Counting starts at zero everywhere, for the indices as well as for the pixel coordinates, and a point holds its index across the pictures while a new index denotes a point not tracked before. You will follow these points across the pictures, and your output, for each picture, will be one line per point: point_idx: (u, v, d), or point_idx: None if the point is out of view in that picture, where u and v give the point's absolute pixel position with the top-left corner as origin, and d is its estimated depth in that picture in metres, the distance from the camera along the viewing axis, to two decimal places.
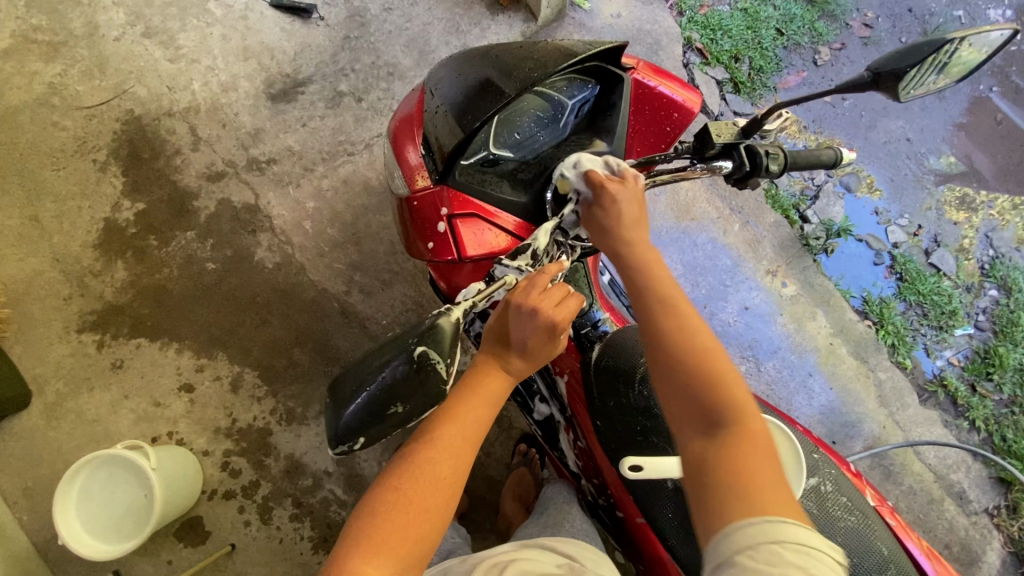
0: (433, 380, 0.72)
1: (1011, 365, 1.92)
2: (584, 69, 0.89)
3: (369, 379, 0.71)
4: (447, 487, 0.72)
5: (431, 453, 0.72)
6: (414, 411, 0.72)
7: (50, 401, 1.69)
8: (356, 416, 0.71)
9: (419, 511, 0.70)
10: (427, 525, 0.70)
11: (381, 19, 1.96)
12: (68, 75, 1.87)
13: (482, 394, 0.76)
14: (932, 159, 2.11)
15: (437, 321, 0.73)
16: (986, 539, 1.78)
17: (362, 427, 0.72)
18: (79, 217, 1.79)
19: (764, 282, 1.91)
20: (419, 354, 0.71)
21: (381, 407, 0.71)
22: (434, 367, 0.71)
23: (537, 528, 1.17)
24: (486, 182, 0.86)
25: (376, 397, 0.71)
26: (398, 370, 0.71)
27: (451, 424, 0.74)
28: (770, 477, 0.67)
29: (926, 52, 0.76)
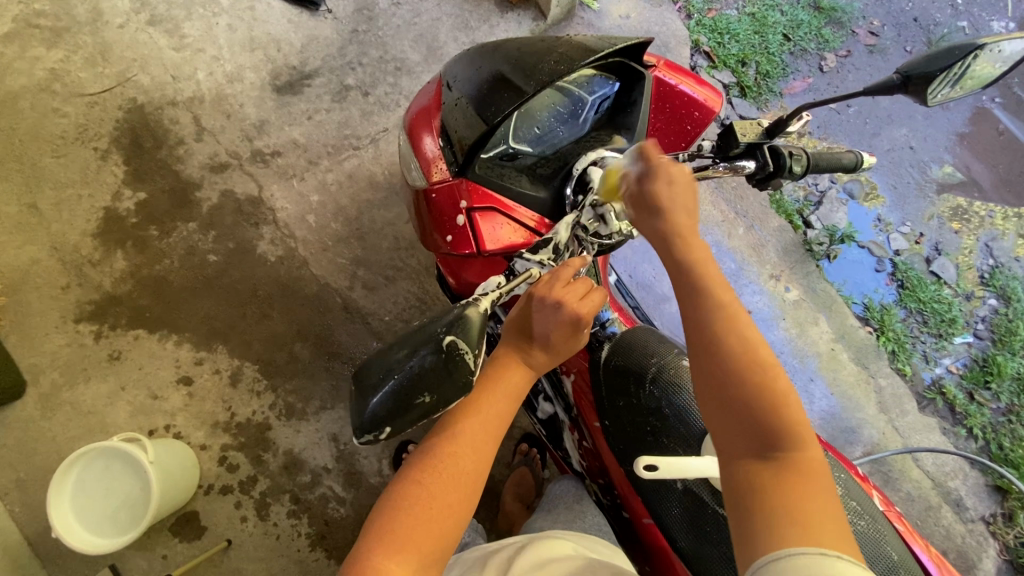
0: (462, 371, 0.70)
1: (1009, 374, 1.93)
2: (607, 65, 0.88)
3: (397, 368, 0.70)
4: (470, 482, 0.71)
5: (453, 447, 0.72)
6: (440, 402, 0.70)
7: (45, 392, 1.66)
8: (382, 404, 0.69)
9: (442, 507, 0.68)
10: (450, 522, 0.69)
11: (389, 14, 1.95)
12: (71, 62, 1.84)
13: (504, 388, 0.75)
14: (934, 168, 2.13)
15: (465, 311, 0.72)
16: (982, 546, 1.79)
17: (388, 416, 0.70)
18: (79, 205, 1.76)
19: (768, 286, 1.91)
20: (448, 343, 0.70)
21: (408, 397, 0.69)
22: (462, 357, 0.70)
23: (548, 520, 1.16)
24: (505, 176, 0.85)
25: (403, 386, 0.69)
26: (426, 360, 0.69)
27: (473, 418, 0.73)
28: (823, 502, 0.61)
29: (957, 55, 0.76)
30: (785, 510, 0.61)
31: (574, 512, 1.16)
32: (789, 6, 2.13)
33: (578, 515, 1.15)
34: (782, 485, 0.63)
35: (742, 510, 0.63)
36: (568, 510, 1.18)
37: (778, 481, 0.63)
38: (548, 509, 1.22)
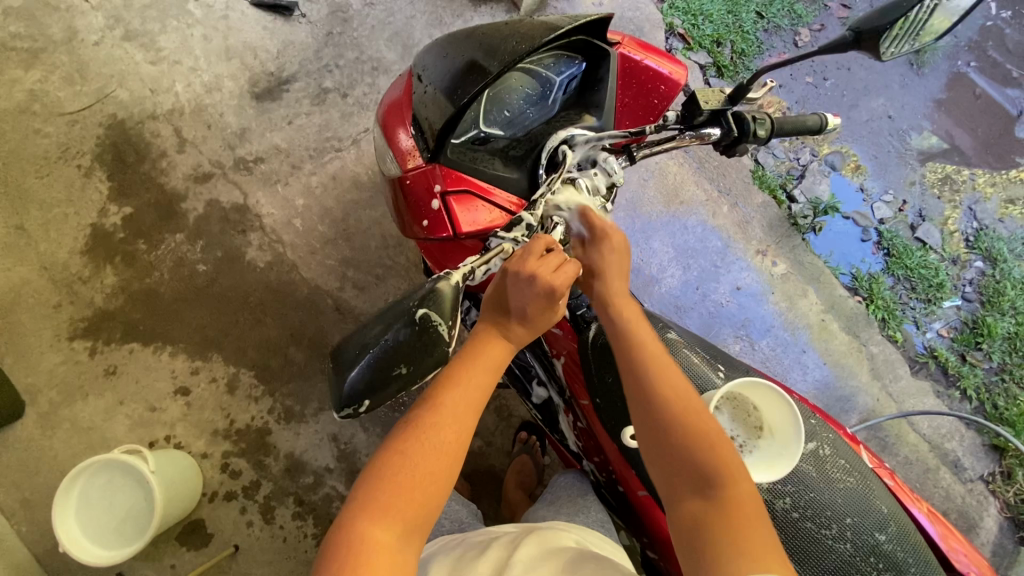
0: (437, 342, 0.73)
1: (999, 334, 1.96)
2: (571, 44, 0.89)
3: (372, 343, 0.71)
4: (451, 452, 0.72)
5: (435, 417, 0.73)
6: (417, 373, 0.73)
7: (43, 410, 1.67)
8: (359, 379, 0.71)
9: (424, 474, 0.70)
10: (431, 490, 0.70)
11: (362, 15, 1.95)
12: (49, 82, 1.85)
13: (483, 360, 0.76)
14: (914, 136, 2.15)
15: (437, 285, 0.73)
16: (982, 504, 1.81)
17: (366, 391, 0.71)
18: (66, 223, 1.77)
19: (755, 262, 1.92)
20: (420, 316, 0.71)
21: (385, 370, 0.71)
22: (435, 328, 0.72)
23: (551, 511, 1.17)
24: (478, 160, 0.86)
25: (379, 360, 0.71)
26: (401, 334, 0.71)
27: (453, 390, 0.74)
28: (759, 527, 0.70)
29: (904, 8, 0.78)
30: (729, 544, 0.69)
31: (577, 506, 1.17)
32: None
33: (581, 509, 1.17)
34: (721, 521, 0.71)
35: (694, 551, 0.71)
36: (569, 500, 1.19)
37: (717, 514, 0.72)
38: (550, 500, 1.24)
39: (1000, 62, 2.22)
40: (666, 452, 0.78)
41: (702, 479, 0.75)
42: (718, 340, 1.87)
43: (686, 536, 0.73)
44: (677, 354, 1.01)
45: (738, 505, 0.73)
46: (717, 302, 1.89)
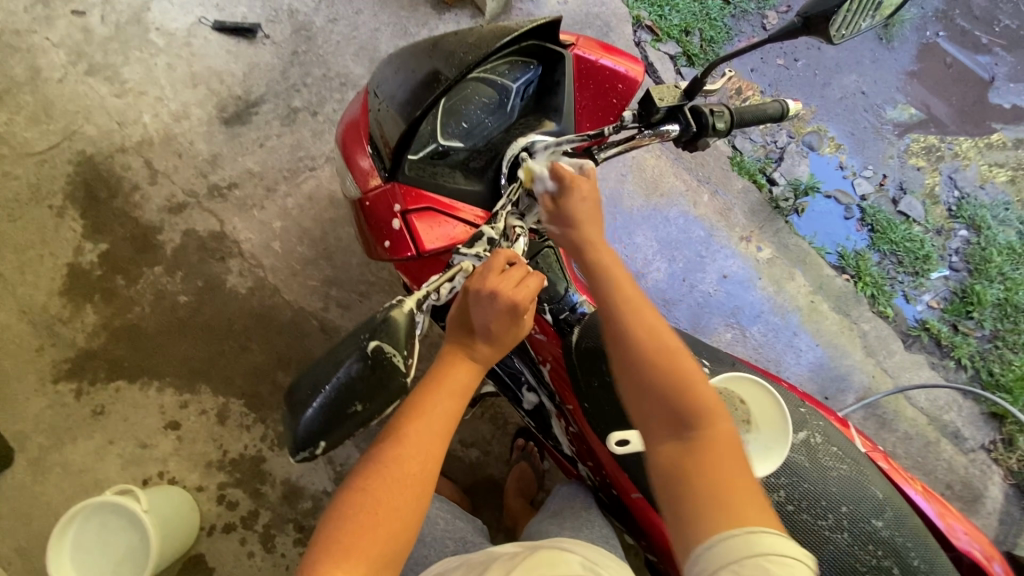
0: (392, 374, 0.69)
1: (989, 301, 1.95)
2: (523, 50, 0.87)
3: (325, 382, 0.68)
4: (416, 484, 0.71)
5: (398, 450, 0.72)
6: (375, 409, 0.70)
7: (33, 456, 1.64)
8: (315, 419, 0.68)
9: (388, 509, 0.69)
10: (397, 523, 0.69)
11: (327, 31, 1.93)
12: (14, 123, 1.83)
13: (448, 384, 0.75)
14: (888, 109, 2.14)
15: (389, 315, 0.69)
16: (986, 474, 1.81)
17: (322, 431, 0.69)
18: (42, 265, 1.75)
19: (740, 249, 1.91)
20: (372, 349, 0.68)
21: (341, 408, 0.68)
22: (389, 360, 0.69)
23: (553, 524, 1.15)
24: (438, 174, 0.85)
25: (333, 399, 0.68)
26: (353, 369, 0.68)
27: (415, 421, 0.73)
28: (737, 474, 0.72)
29: None
30: (707, 496, 0.70)
31: (580, 519, 1.14)
32: None
33: (585, 522, 1.13)
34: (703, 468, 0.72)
35: (675, 495, 0.72)
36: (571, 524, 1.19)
37: (695, 459, 0.73)
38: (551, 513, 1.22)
39: (968, 29, 2.23)
40: (649, 393, 0.78)
41: (681, 427, 0.75)
42: (707, 329, 1.86)
43: (668, 480, 0.74)
44: None
45: (717, 448, 0.74)
46: (705, 292, 1.88)
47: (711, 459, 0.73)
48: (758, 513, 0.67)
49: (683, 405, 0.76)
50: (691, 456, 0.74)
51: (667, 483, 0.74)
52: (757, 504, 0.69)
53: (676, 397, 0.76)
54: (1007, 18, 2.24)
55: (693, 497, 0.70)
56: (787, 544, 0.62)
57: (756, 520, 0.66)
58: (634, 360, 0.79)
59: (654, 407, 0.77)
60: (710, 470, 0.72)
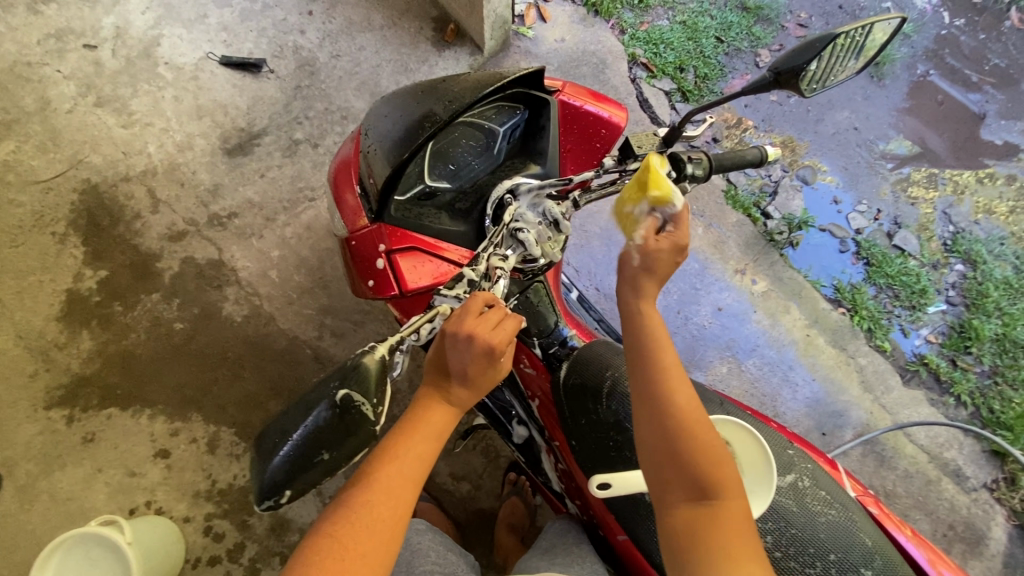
0: (360, 423, 0.69)
1: (987, 336, 1.94)
2: (510, 96, 0.89)
3: (293, 429, 0.68)
4: (385, 530, 0.70)
5: (368, 495, 0.71)
6: (341, 458, 0.69)
7: (21, 483, 1.63)
8: (280, 468, 0.68)
9: (356, 557, 0.68)
10: (366, 572, 0.68)
11: (330, 66, 1.99)
12: (22, 152, 1.88)
13: (423, 429, 0.75)
14: (882, 145, 2.17)
15: (360, 361, 0.69)
16: (989, 514, 1.76)
17: (288, 479, 0.68)
18: (41, 290, 1.77)
19: (734, 282, 1.92)
20: (341, 397, 0.68)
21: (307, 456, 0.68)
22: (358, 409, 0.68)
23: (542, 561, 1.08)
24: (424, 215, 0.86)
25: (300, 447, 0.68)
26: (322, 417, 0.68)
27: (389, 464, 0.73)
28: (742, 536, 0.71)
29: (818, 48, 0.77)
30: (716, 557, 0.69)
31: (571, 556, 1.07)
32: (717, 10, 2.21)
33: (576, 559, 1.06)
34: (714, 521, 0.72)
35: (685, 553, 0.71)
36: None
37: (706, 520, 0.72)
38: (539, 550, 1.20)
39: (958, 68, 2.27)
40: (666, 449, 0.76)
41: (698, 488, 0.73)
42: (702, 362, 1.85)
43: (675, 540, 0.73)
44: None
45: (730, 514, 0.72)
46: (700, 324, 1.88)
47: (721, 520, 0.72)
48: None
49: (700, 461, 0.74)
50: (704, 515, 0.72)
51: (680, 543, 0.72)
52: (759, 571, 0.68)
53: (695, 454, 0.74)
54: (996, 58, 2.29)
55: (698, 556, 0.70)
56: None
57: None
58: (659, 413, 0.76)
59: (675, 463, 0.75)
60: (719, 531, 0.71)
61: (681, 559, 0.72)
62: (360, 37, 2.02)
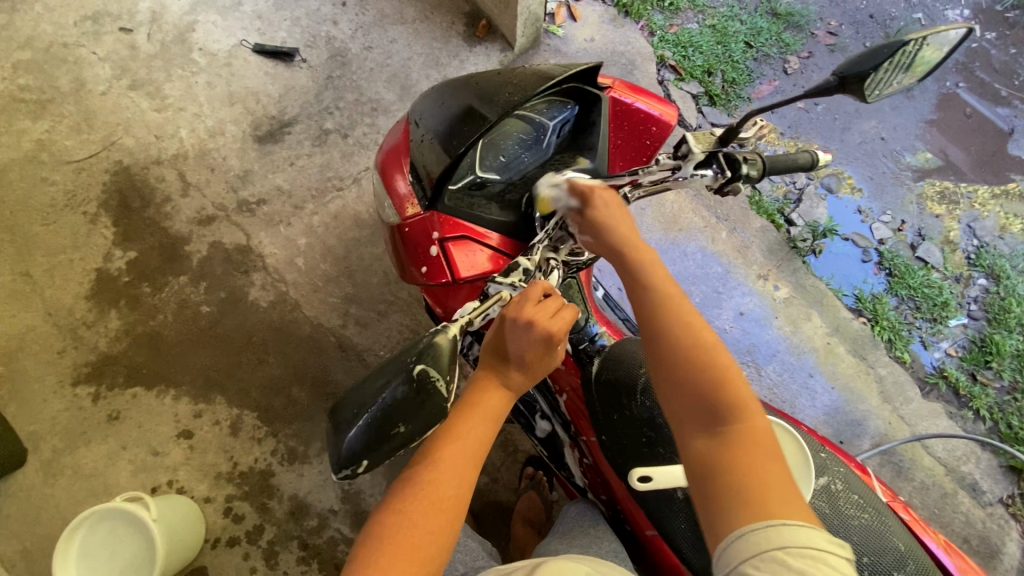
0: (435, 399, 0.70)
1: (1008, 352, 1.93)
2: (562, 91, 0.92)
3: (370, 402, 0.70)
4: (450, 508, 0.72)
5: (432, 474, 0.73)
6: (415, 431, 0.71)
7: (46, 458, 1.66)
8: (358, 439, 0.70)
9: (424, 533, 0.70)
10: (433, 546, 0.70)
11: (362, 58, 2.00)
12: (57, 131, 1.90)
13: (481, 410, 0.76)
14: (908, 156, 2.16)
15: (436, 338, 0.71)
16: (1005, 529, 1.76)
17: (365, 450, 0.70)
18: (71, 269, 1.79)
19: (757, 286, 1.92)
20: (419, 372, 0.70)
21: (384, 428, 0.69)
22: (434, 385, 0.70)
23: (563, 545, 1.10)
24: (474, 205, 0.87)
25: (377, 419, 0.69)
26: (399, 391, 0.69)
27: (450, 444, 0.74)
28: (767, 459, 0.68)
29: (886, 55, 0.78)
30: (740, 483, 0.66)
31: (589, 538, 1.08)
32: (747, 15, 2.21)
33: (594, 541, 1.08)
34: (736, 457, 0.68)
35: (705, 482, 0.68)
36: None
37: (724, 448, 0.69)
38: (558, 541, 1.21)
39: (988, 82, 2.26)
40: (677, 382, 0.73)
41: (709, 415, 0.71)
42: None
43: (695, 470, 0.70)
44: None
45: (751, 440, 0.69)
46: (721, 328, 1.88)
47: (741, 446, 0.69)
48: (789, 504, 0.64)
49: (714, 389, 0.72)
50: (721, 448, 0.69)
51: (696, 470, 0.70)
52: (788, 497, 0.64)
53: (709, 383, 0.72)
54: None
55: (720, 482, 0.67)
56: (816, 537, 0.59)
57: (786, 512, 0.62)
58: (672, 344, 0.74)
59: (687, 395, 0.73)
60: (740, 457, 0.68)
61: (705, 487, 0.68)
62: (392, 30, 2.04)
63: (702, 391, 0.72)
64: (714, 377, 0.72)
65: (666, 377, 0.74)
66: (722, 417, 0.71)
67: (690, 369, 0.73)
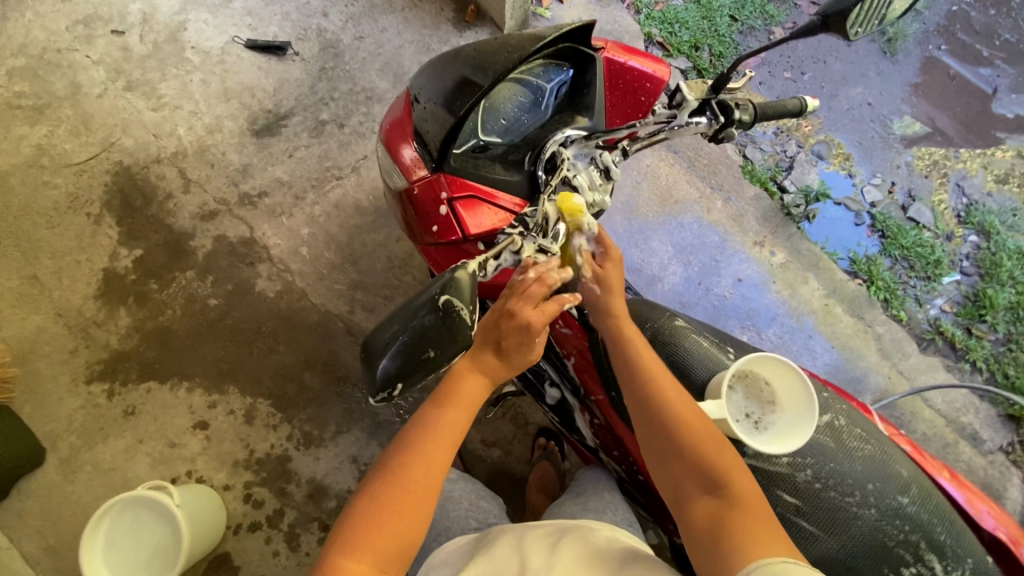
0: (460, 325, 0.77)
1: (1001, 304, 1.98)
2: (558, 52, 0.93)
3: (400, 331, 0.76)
4: (420, 490, 0.79)
5: (405, 461, 0.81)
6: (444, 357, 0.77)
7: (65, 455, 1.68)
8: (392, 365, 0.76)
9: (396, 512, 0.77)
10: (405, 525, 0.77)
11: (353, 48, 2.03)
12: (55, 135, 1.92)
13: (456, 402, 0.85)
14: (895, 120, 2.20)
15: (455, 274, 0.77)
16: (1006, 476, 1.81)
17: (399, 375, 0.77)
18: (78, 270, 1.81)
19: (753, 253, 1.96)
20: (443, 302, 0.76)
21: (417, 354, 0.76)
22: (458, 313, 0.76)
23: (576, 506, 1.15)
24: (480, 166, 0.91)
25: (410, 346, 0.76)
26: (427, 320, 0.76)
27: (423, 436, 0.83)
28: (760, 516, 0.75)
29: None
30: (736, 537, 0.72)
31: (603, 501, 1.14)
32: None
33: (608, 505, 1.14)
34: (731, 518, 0.75)
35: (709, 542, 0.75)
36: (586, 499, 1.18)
37: (722, 510, 0.77)
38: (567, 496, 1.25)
39: (970, 43, 2.30)
40: (676, 461, 0.83)
41: (710, 484, 0.80)
42: (725, 331, 1.88)
43: (701, 536, 0.76)
44: (684, 341, 1.01)
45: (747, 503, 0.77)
46: (720, 295, 1.92)
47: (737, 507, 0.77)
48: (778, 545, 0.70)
49: (708, 462, 0.81)
50: (722, 510, 0.77)
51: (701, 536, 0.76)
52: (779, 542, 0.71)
53: (702, 456, 0.82)
54: (1007, 33, 2.31)
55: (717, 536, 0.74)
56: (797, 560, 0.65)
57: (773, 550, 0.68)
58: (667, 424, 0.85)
59: (684, 470, 0.83)
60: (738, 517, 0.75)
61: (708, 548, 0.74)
62: (382, 19, 2.06)
63: (697, 464, 0.82)
64: (706, 451, 0.82)
65: (666, 455, 0.85)
66: (719, 482, 0.79)
67: (683, 447, 0.83)
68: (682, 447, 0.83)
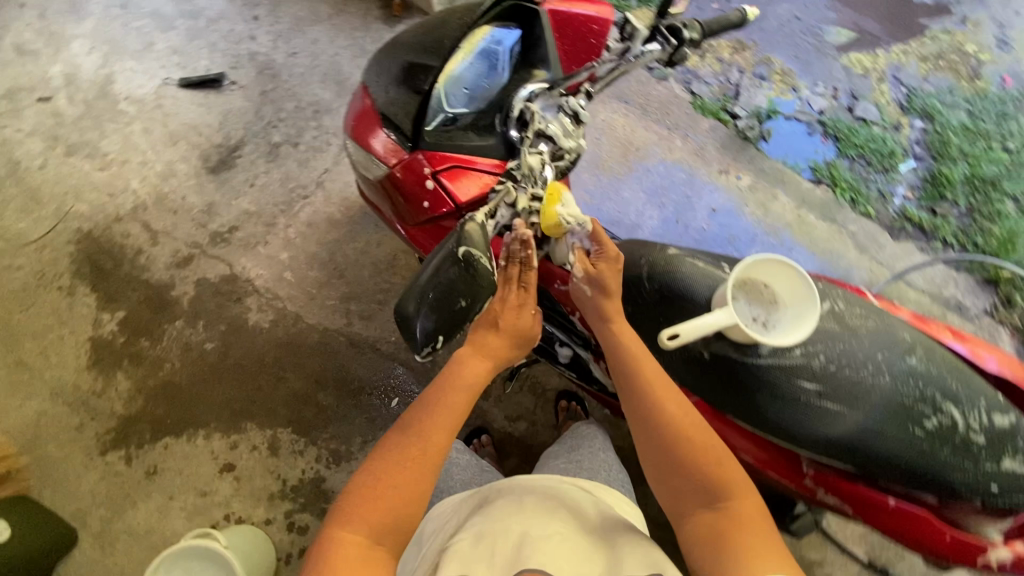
0: (482, 272, 0.83)
1: (957, 180, 2.08)
2: (503, 12, 0.92)
3: (430, 287, 0.83)
4: (422, 467, 0.81)
5: (413, 436, 0.83)
6: (475, 303, 0.85)
7: (96, 530, 1.66)
8: (430, 319, 0.84)
9: (396, 488, 0.79)
10: (404, 501, 0.79)
11: (289, 65, 2.01)
12: (6, 216, 1.86)
13: (466, 381, 0.88)
14: (824, 28, 2.28)
15: (467, 226, 0.84)
16: (996, 336, 1.91)
17: (437, 328, 0.85)
18: (64, 345, 1.77)
19: (721, 182, 2.02)
20: (463, 253, 0.83)
21: (450, 305, 0.84)
22: (478, 260, 0.83)
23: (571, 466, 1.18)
24: (454, 137, 0.94)
25: (443, 299, 0.83)
26: (453, 272, 0.83)
27: (434, 412, 0.85)
28: (758, 528, 0.78)
29: None
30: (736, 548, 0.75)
31: (597, 461, 1.19)
32: None
33: (603, 465, 1.19)
34: (732, 528, 0.78)
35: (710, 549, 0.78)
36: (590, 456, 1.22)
37: (721, 522, 0.80)
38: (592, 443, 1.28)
39: None
40: (676, 471, 0.85)
41: (711, 496, 0.82)
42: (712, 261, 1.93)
43: (702, 545, 0.79)
44: (681, 267, 1.05)
45: (745, 516, 0.79)
46: (699, 228, 1.97)
47: (736, 519, 0.79)
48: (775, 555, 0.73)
49: (705, 470, 0.84)
50: (723, 523, 0.79)
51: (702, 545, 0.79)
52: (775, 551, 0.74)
53: (700, 463, 0.84)
54: None
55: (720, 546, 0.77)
56: None
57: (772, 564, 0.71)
58: (665, 438, 0.87)
59: (684, 479, 0.85)
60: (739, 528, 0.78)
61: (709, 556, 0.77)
62: (311, 31, 2.04)
63: (697, 478, 0.84)
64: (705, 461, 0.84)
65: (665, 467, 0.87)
66: (718, 496, 0.82)
67: (684, 459, 0.85)
68: (683, 458, 0.85)
